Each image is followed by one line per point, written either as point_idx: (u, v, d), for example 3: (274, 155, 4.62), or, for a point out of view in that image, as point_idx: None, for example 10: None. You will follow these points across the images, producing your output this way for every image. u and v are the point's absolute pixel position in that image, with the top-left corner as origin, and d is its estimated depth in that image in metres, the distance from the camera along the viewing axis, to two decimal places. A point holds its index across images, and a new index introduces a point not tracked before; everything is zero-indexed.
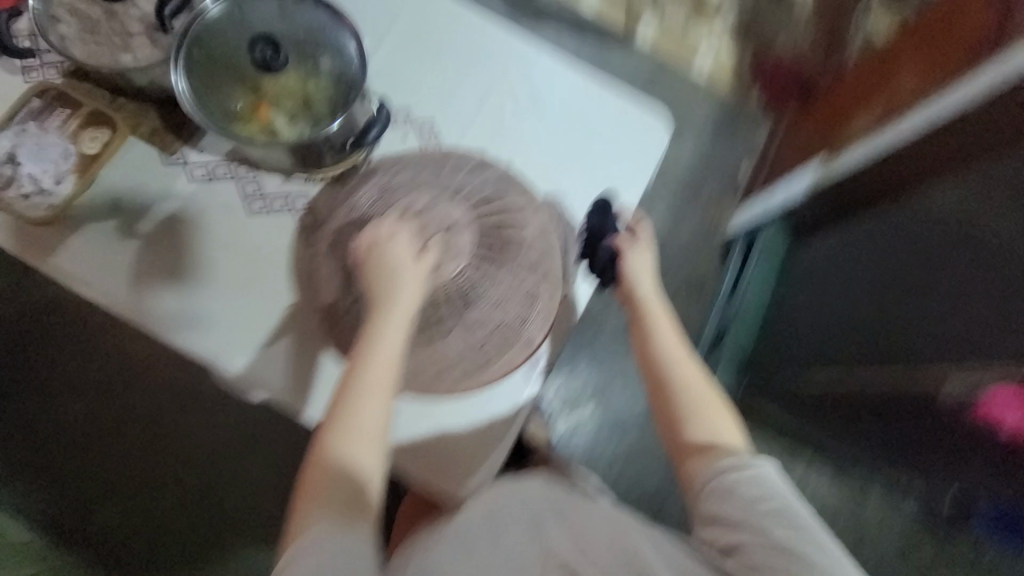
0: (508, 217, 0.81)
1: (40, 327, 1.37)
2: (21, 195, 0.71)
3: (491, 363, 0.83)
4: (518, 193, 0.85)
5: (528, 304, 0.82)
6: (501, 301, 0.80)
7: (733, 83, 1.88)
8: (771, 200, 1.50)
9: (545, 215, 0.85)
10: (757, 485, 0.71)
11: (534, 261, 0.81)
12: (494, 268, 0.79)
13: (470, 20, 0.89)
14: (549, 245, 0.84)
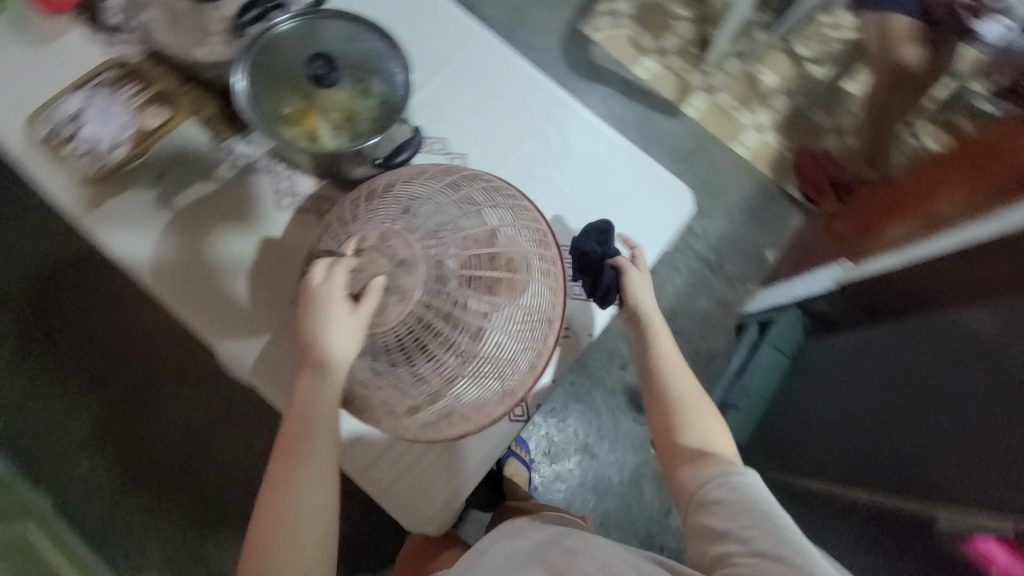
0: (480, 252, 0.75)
1: (63, 272, 1.42)
2: (77, 152, 0.78)
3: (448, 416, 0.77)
4: (506, 218, 0.79)
5: (494, 359, 0.76)
6: (459, 355, 0.73)
7: (774, 168, 1.90)
8: (793, 290, 1.52)
9: (530, 245, 0.79)
10: (741, 492, 0.73)
11: (495, 315, 0.75)
12: (448, 322, 0.72)
13: (520, 68, 0.93)
14: (524, 288, 0.77)
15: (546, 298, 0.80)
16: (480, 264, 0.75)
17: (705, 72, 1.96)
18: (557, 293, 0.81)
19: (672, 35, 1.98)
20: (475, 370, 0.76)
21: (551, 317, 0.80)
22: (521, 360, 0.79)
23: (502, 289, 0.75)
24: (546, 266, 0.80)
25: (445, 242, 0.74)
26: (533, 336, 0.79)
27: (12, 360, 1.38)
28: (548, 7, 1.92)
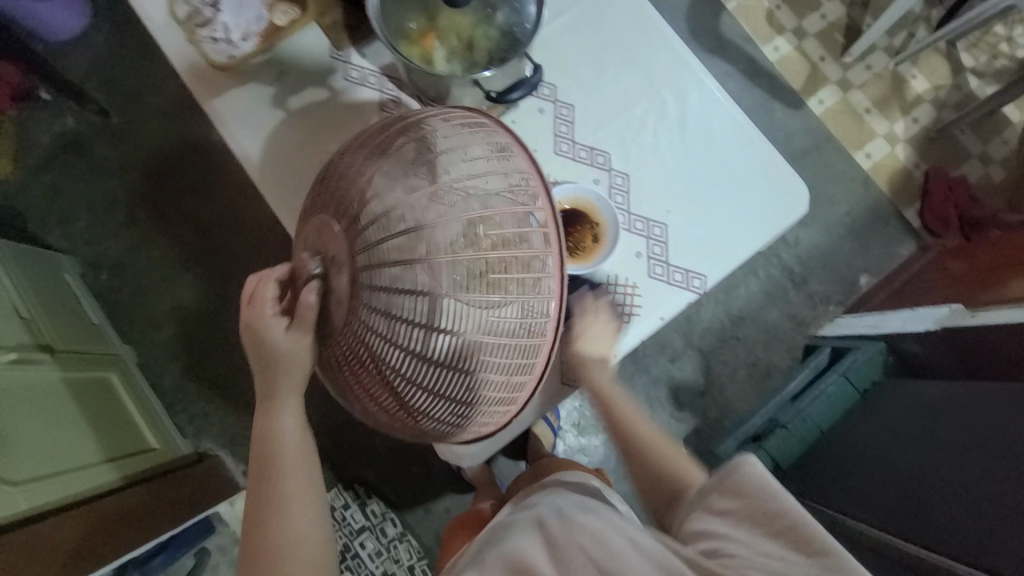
0: (423, 228, 0.60)
1: (176, 154, 1.54)
2: (213, 42, 0.76)
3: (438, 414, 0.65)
4: (458, 173, 0.62)
5: (461, 360, 0.62)
6: (427, 357, 0.61)
7: (894, 187, 1.70)
8: (884, 324, 1.41)
9: (490, 205, 0.61)
10: (752, 478, 0.68)
11: (438, 317, 0.60)
12: (391, 326, 0.61)
13: (652, 21, 0.86)
14: (473, 275, 0.60)
15: (519, 273, 0.62)
16: (420, 244, 0.60)
17: (844, 64, 1.75)
18: (529, 264, 0.62)
19: (816, 16, 1.76)
20: (446, 375, 0.62)
21: (535, 286, 0.63)
22: (513, 344, 0.63)
23: (449, 280, 0.59)
24: (517, 234, 0.62)
25: (380, 233, 0.60)
26: (517, 323, 0.62)
27: (120, 224, 1.52)
28: None
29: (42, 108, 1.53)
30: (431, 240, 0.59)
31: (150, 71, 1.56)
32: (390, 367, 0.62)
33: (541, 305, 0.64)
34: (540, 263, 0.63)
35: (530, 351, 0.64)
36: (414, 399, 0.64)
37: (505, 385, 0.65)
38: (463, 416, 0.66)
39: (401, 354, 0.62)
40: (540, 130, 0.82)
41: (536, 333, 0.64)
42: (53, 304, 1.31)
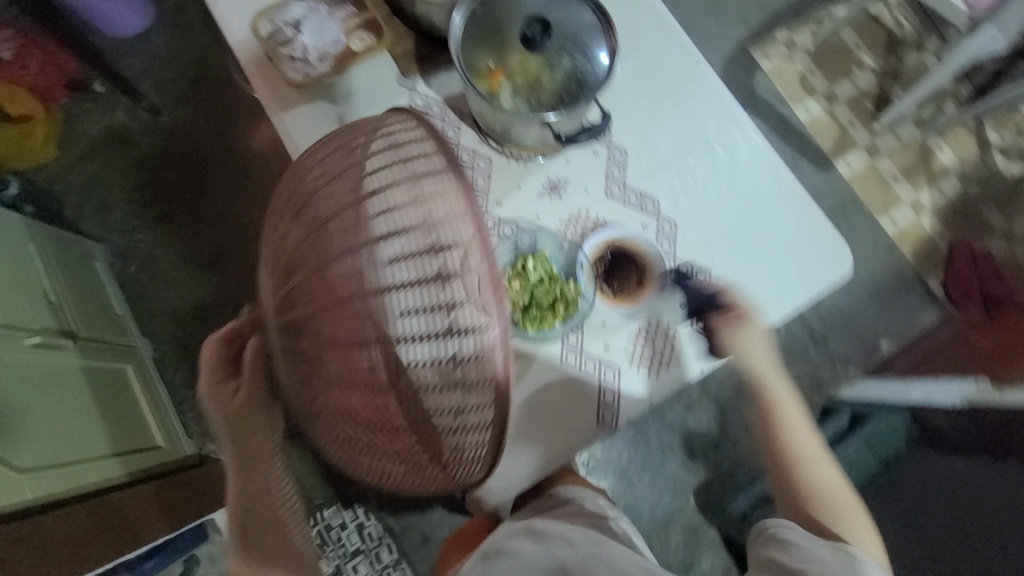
0: (297, 232, 0.41)
1: (219, 157, 1.58)
2: (289, 59, 0.78)
3: (395, 474, 0.41)
4: (336, 154, 0.43)
5: (367, 408, 0.36)
6: (323, 398, 0.39)
7: (920, 256, 1.70)
8: (908, 392, 1.39)
9: (365, 173, 0.40)
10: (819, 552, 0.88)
11: (321, 350, 0.38)
12: (290, 365, 0.43)
13: (707, 78, 0.89)
14: (348, 274, 0.37)
15: (416, 252, 0.36)
16: (290, 254, 0.40)
17: (873, 131, 1.79)
18: (430, 225, 0.36)
19: (848, 83, 1.81)
20: (362, 420, 0.37)
21: (433, 232, 0.36)
22: (439, 359, 0.35)
23: (324, 272, 0.38)
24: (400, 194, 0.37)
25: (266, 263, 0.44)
26: (415, 305, 0.35)
27: (154, 218, 1.55)
28: (722, 21, 1.81)
29: (93, 100, 1.57)
30: (299, 233, 0.41)
31: (205, 76, 1.62)
32: (314, 421, 0.43)
33: (464, 287, 0.35)
34: (446, 221, 0.36)
35: (468, 368, 0.35)
36: (360, 460, 0.42)
37: (446, 433, 0.36)
38: (420, 475, 0.39)
39: (311, 409, 0.41)
40: (594, 170, 0.83)
41: (465, 335, 0.35)
42: (81, 290, 1.32)
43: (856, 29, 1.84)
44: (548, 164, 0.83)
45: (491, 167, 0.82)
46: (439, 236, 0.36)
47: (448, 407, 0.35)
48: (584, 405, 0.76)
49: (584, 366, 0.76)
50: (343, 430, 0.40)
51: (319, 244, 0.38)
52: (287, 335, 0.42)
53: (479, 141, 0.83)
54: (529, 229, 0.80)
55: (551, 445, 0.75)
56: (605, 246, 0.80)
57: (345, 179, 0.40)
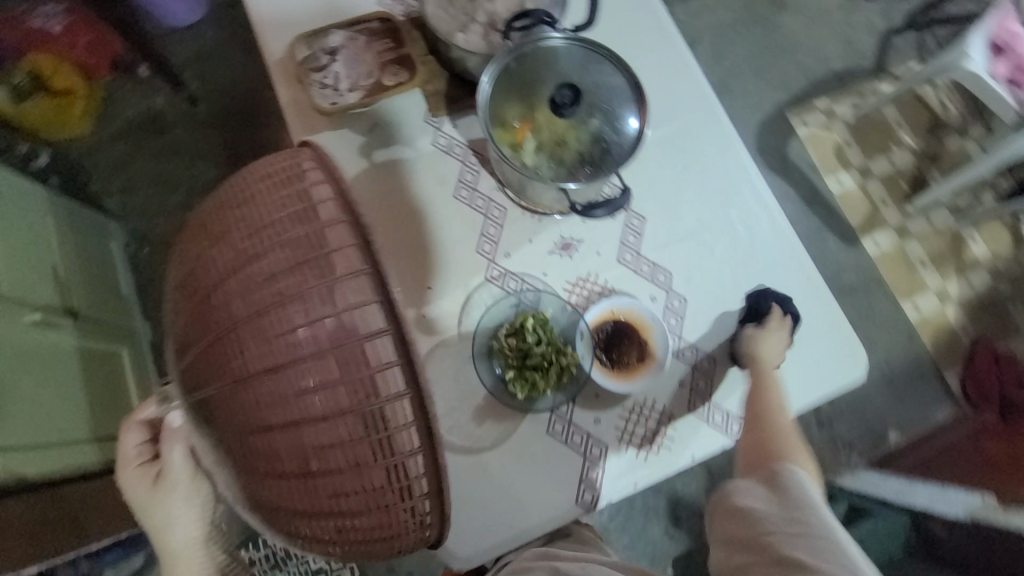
0: (235, 319, 0.45)
1: (243, 152, 1.59)
2: (319, 86, 0.78)
3: (348, 510, 0.45)
4: (247, 231, 0.47)
5: (327, 465, 0.44)
6: (279, 446, 0.44)
7: (941, 348, 1.63)
8: (909, 493, 1.33)
9: (287, 252, 0.45)
10: (768, 497, 0.63)
11: (276, 425, 0.44)
12: (234, 427, 0.46)
13: (737, 154, 0.86)
14: (291, 357, 0.43)
15: (342, 328, 0.43)
16: (232, 342, 0.45)
17: (906, 212, 1.72)
18: (353, 297, 0.44)
19: (885, 160, 1.76)
20: (325, 454, 0.44)
21: (356, 280, 0.44)
22: (380, 397, 0.43)
23: (274, 327, 0.44)
24: (320, 272, 0.44)
25: (198, 348, 0.47)
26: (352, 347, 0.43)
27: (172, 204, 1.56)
28: (764, 82, 1.79)
29: (133, 83, 1.60)
30: (242, 298, 0.45)
31: (244, 73, 1.64)
32: (267, 477, 0.46)
33: (383, 345, 0.43)
34: (365, 294, 0.44)
35: (400, 414, 0.44)
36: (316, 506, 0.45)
37: (392, 475, 0.44)
38: (375, 498, 0.44)
39: (269, 467, 0.45)
40: (609, 235, 0.81)
41: (393, 388, 0.43)
42: (90, 269, 1.32)
43: (898, 107, 1.80)
44: (564, 222, 0.81)
45: (505, 218, 0.81)
46: (360, 308, 0.44)
47: (392, 426, 0.43)
48: (565, 480, 0.73)
49: (570, 439, 0.74)
50: (303, 473, 0.44)
51: (265, 332, 0.44)
52: (235, 398, 0.45)
53: (497, 190, 0.81)
54: (535, 287, 0.79)
55: (524, 517, 0.72)
56: (609, 315, 0.78)
57: (277, 240, 0.46)
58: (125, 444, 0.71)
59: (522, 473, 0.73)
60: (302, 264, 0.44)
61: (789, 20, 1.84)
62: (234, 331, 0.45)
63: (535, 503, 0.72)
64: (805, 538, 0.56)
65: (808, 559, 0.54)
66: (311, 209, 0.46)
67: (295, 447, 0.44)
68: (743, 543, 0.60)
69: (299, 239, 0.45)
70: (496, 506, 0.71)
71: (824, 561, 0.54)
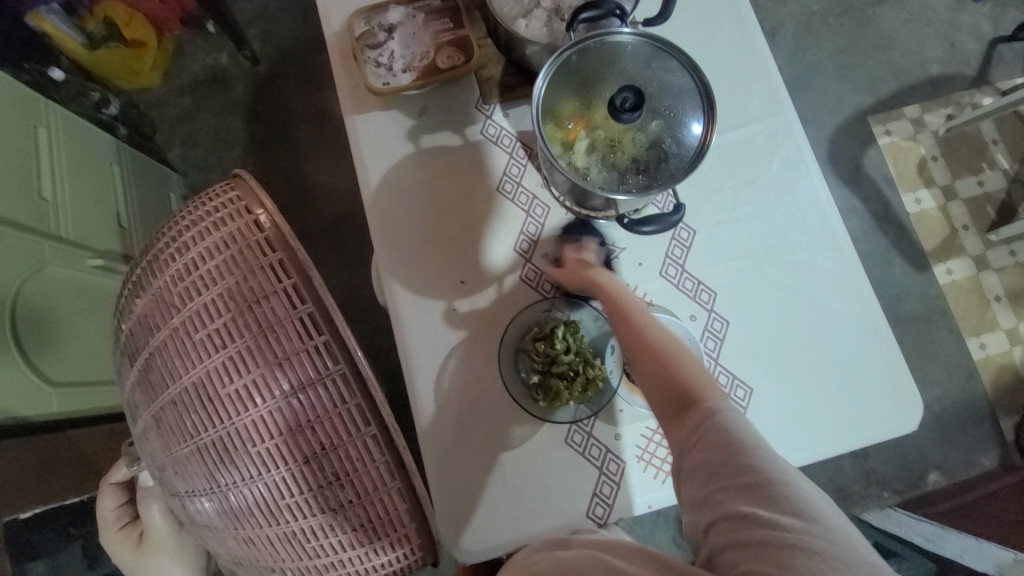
0: (214, 373, 0.57)
1: (295, 114, 1.59)
2: (373, 64, 0.76)
3: (341, 524, 0.59)
4: (207, 290, 0.58)
5: (313, 481, 0.57)
6: (270, 483, 0.57)
7: (1003, 392, 1.50)
8: (941, 542, 1.26)
9: (249, 307, 0.56)
10: (715, 437, 0.54)
11: (261, 456, 0.56)
12: (230, 475, 0.58)
13: (807, 171, 0.80)
14: (265, 400, 0.56)
15: (302, 368, 0.55)
16: (219, 402, 0.57)
17: (988, 240, 1.56)
18: (313, 344, 0.55)
19: (973, 180, 1.60)
20: (313, 484, 0.57)
21: (312, 335, 0.56)
22: (349, 433, 0.56)
23: (253, 386, 0.56)
24: (276, 321, 0.56)
25: (179, 400, 0.59)
26: (314, 396, 0.55)
27: (222, 159, 1.58)
28: (849, 83, 1.64)
29: (203, 38, 1.63)
30: (225, 363, 0.56)
31: (304, 34, 1.63)
32: (265, 513, 0.59)
33: (337, 375, 0.55)
34: (315, 335, 0.56)
35: (365, 432, 0.56)
36: (312, 525, 0.59)
37: (367, 483, 0.57)
38: (360, 511, 0.58)
39: (266, 503, 0.58)
40: (653, 247, 0.78)
41: (354, 411, 0.56)
42: (153, 218, 1.37)
43: (997, 123, 1.62)
44: (608, 228, 0.78)
45: (547, 219, 0.79)
46: (313, 348, 0.55)
47: (360, 456, 0.56)
48: (578, 493, 0.72)
49: (587, 451, 0.73)
50: (294, 502, 0.58)
51: (238, 382, 0.56)
52: (229, 451, 0.57)
53: (541, 188, 0.79)
54: (570, 293, 0.77)
55: (532, 523, 0.72)
56: None
57: (249, 306, 0.56)
58: (105, 509, 0.96)
59: (538, 476, 0.72)
60: (263, 318, 0.56)
61: (888, 15, 1.66)
62: (221, 395, 0.56)
63: (547, 508, 0.72)
64: (759, 484, 0.50)
65: (767, 512, 0.48)
66: (258, 263, 0.57)
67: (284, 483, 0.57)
68: (699, 503, 0.53)
69: (254, 293, 0.56)
70: (507, 508, 0.72)
71: (785, 511, 0.48)
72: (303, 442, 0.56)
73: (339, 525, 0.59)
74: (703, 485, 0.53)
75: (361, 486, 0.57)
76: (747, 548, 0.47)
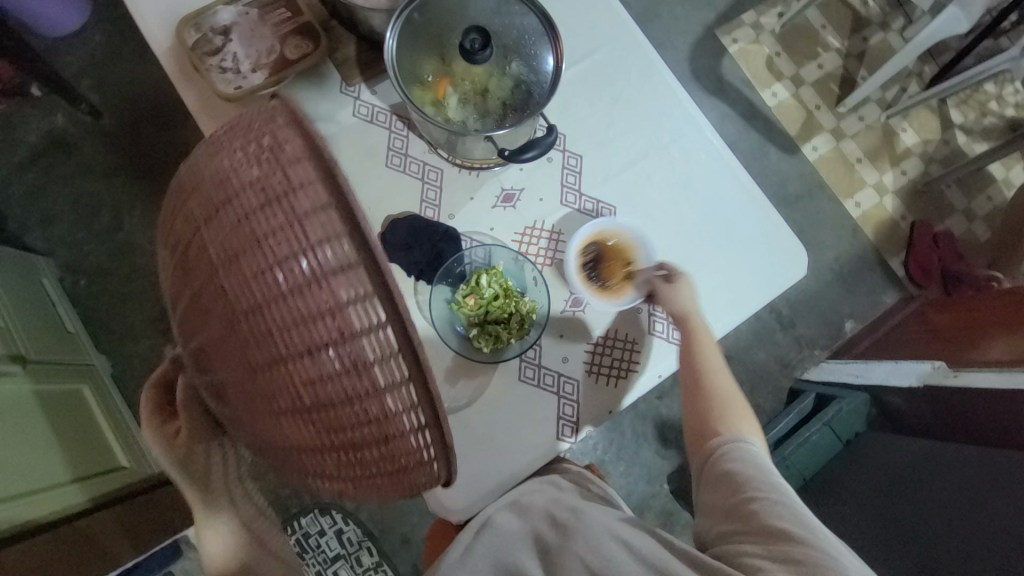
0: (196, 271, 0.43)
1: (162, 160, 1.47)
2: (218, 71, 0.74)
3: (349, 472, 0.42)
4: (201, 172, 0.43)
5: (302, 422, 0.41)
6: (264, 400, 0.41)
7: (883, 237, 1.71)
8: (868, 373, 1.42)
9: (238, 187, 0.41)
10: (749, 460, 0.67)
11: (246, 377, 0.42)
12: (229, 382, 0.44)
13: (664, 78, 0.86)
14: (258, 294, 0.39)
15: (301, 268, 0.38)
16: (207, 298, 0.42)
17: (838, 114, 1.76)
18: (316, 234, 0.39)
19: (814, 65, 1.79)
20: (313, 419, 0.40)
21: (325, 219, 0.39)
22: (361, 357, 0.38)
23: (238, 275, 0.40)
24: (274, 206, 0.39)
25: (180, 292, 0.46)
26: (315, 300, 0.38)
27: (95, 227, 1.44)
28: (690, 4, 1.77)
29: (31, 105, 1.46)
30: (206, 241, 0.42)
31: (147, 75, 1.50)
32: (265, 433, 0.44)
33: (354, 285, 0.38)
34: (332, 233, 0.39)
35: (383, 369, 0.39)
36: (315, 466, 0.43)
37: (386, 434, 0.40)
38: (375, 460, 0.41)
39: (261, 426, 0.43)
40: (549, 180, 0.82)
41: (368, 333, 0.38)
42: (29, 307, 1.22)
43: (821, 10, 1.81)
44: (502, 174, 0.81)
45: (442, 181, 0.80)
46: (322, 248, 0.38)
47: (381, 382, 0.39)
48: (544, 421, 0.76)
49: (542, 381, 0.77)
50: (293, 433, 0.42)
51: (227, 281, 0.41)
52: (222, 352, 0.43)
53: (429, 152, 0.80)
54: (483, 243, 0.79)
55: (511, 461, 0.75)
56: (586, 243, 0.79)
57: (236, 175, 0.41)
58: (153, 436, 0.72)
59: (507, 413, 0.76)
60: (258, 199, 0.40)
61: None
62: (204, 278, 0.42)
63: (518, 443, 0.75)
64: (785, 508, 0.62)
65: (791, 527, 0.60)
66: (269, 134, 0.42)
67: (284, 404, 0.40)
68: (727, 511, 0.65)
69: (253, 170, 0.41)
70: (484, 456, 0.74)
71: (804, 528, 0.60)
72: (297, 351, 0.39)
73: (348, 472, 0.42)
74: (735, 496, 0.65)
75: (376, 430, 0.40)
76: (773, 558, 0.58)
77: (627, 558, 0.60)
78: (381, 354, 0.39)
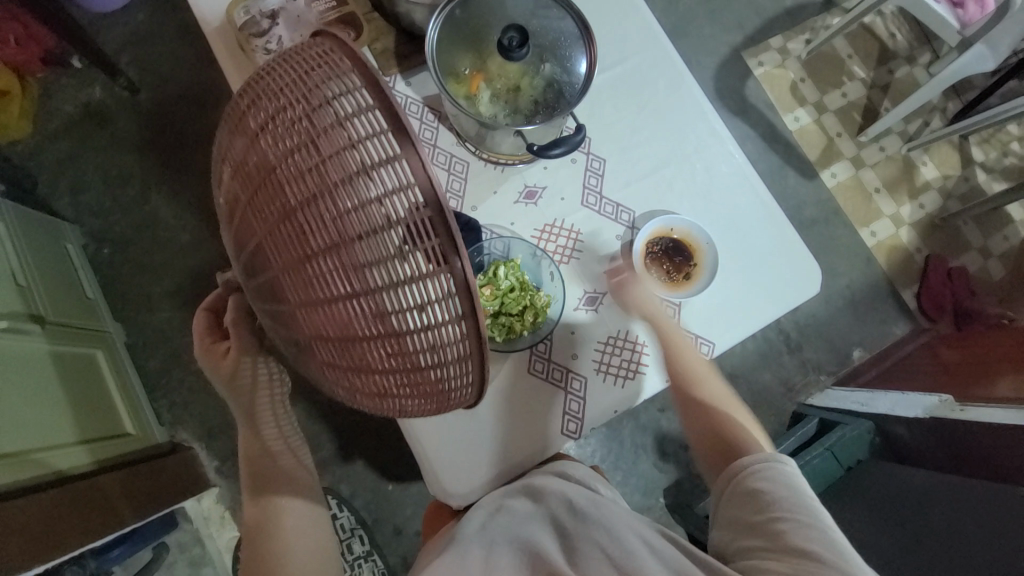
0: (255, 172, 0.45)
1: (192, 138, 1.51)
2: (261, 53, 0.77)
3: (394, 380, 0.45)
4: (266, 104, 0.45)
5: (348, 314, 0.42)
6: (316, 313, 0.44)
7: (898, 268, 1.71)
8: (873, 403, 1.41)
9: (304, 110, 0.43)
10: (779, 482, 0.68)
11: (298, 290, 0.44)
12: (280, 300, 0.46)
13: (690, 90, 0.88)
14: (313, 212, 0.41)
15: (357, 161, 0.40)
16: (263, 217, 0.44)
17: (860, 142, 1.77)
18: (370, 155, 0.40)
19: (838, 93, 1.80)
20: (362, 328, 0.42)
21: (380, 141, 0.40)
22: (410, 271, 0.40)
23: (294, 194, 0.42)
24: (333, 129, 0.41)
25: (236, 216, 0.48)
26: (368, 217, 0.40)
27: (122, 197, 1.48)
28: (719, 25, 1.79)
29: (71, 75, 1.50)
30: (267, 166, 0.44)
31: (185, 56, 1.54)
32: (312, 346, 0.47)
33: (403, 182, 0.39)
34: (387, 154, 0.40)
35: (430, 285, 0.40)
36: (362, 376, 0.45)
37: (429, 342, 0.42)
38: (419, 368, 0.43)
39: (311, 338, 0.46)
40: (571, 179, 0.84)
41: (414, 227, 0.39)
42: (51, 270, 1.25)
43: (849, 40, 1.83)
44: (526, 171, 0.83)
45: (468, 173, 0.82)
46: (376, 168, 0.40)
47: (428, 297, 0.41)
48: (551, 414, 0.77)
49: (551, 375, 0.78)
50: (342, 343, 0.44)
51: (284, 199, 0.43)
52: (274, 269, 0.45)
53: (457, 145, 0.82)
54: (503, 236, 0.81)
55: (516, 451, 0.76)
56: (648, 241, 0.83)
57: (298, 105, 0.43)
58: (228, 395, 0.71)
59: (517, 403, 0.77)
60: (321, 110, 0.42)
61: None
62: (263, 202, 0.45)
63: (524, 433, 0.77)
64: (813, 529, 0.62)
65: (818, 548, 0.60)
66: (336, 65, 0.44)
67: (334, 315, 0.43)
68: (750, 526, 0.66)
69: (318, 86, 0.43)
70: (489, 444, 0.75)
71: (833, 552, 0.59)
72: (349, 265, 0.41)
73: (393, 379, 0.45)
74: (761, 513, 0.66)
75: (422, 338, 0.42)
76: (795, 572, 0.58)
77: (647, 554, 0.60)
78: (428, 271, 0.40)
